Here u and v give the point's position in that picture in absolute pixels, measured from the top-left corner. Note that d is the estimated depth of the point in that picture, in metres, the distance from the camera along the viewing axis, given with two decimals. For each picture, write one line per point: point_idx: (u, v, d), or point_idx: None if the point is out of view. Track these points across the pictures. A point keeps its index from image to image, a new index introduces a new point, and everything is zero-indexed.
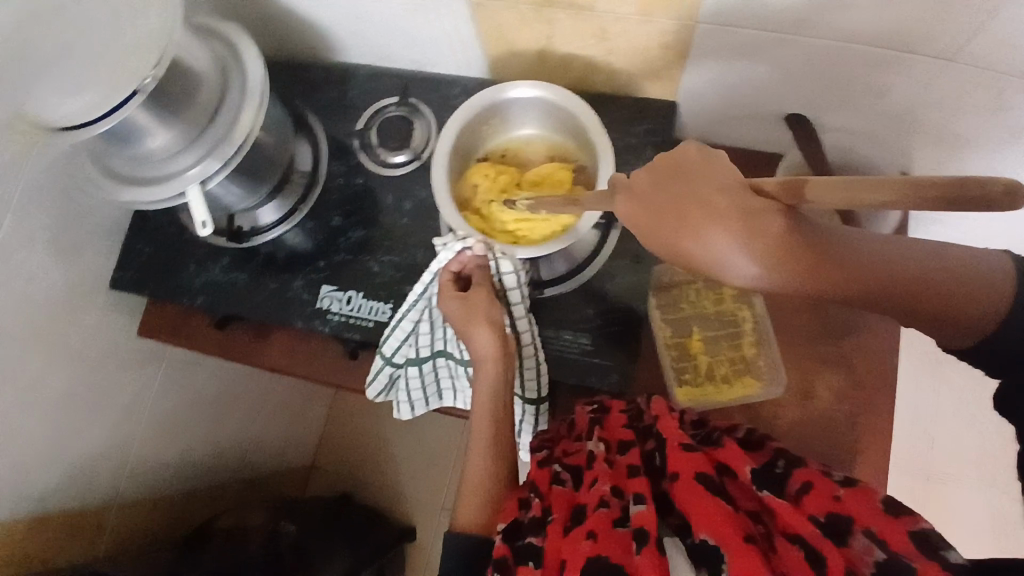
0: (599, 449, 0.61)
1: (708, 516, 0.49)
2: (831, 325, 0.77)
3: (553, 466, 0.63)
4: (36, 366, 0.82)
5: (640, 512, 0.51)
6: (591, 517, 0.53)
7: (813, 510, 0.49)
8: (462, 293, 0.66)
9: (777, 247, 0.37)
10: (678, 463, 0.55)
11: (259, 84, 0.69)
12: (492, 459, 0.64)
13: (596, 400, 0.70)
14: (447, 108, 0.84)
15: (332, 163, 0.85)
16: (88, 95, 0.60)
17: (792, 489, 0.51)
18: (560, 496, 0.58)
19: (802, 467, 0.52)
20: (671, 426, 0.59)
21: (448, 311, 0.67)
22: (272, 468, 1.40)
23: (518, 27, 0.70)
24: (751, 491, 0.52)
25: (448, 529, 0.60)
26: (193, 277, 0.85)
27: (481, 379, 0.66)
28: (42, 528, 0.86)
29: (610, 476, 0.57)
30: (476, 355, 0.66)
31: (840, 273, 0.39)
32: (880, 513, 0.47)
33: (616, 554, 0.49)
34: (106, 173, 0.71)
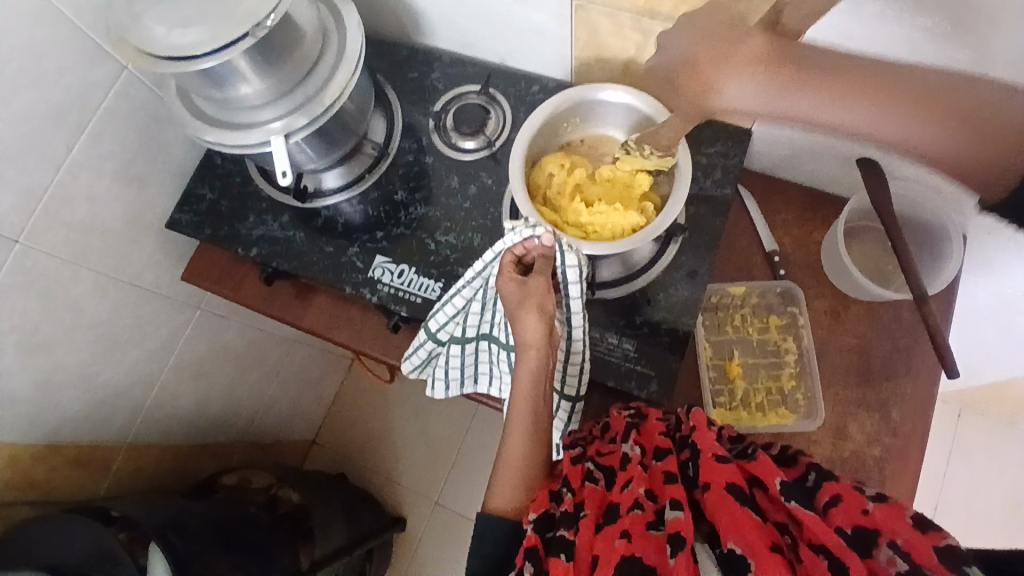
0: (634, 452, 0.60)
1: (739, 528, 0.49)
2: (871, 369, 0.77)
3: (587, 463, 0.62)
4: (82, 291, 0.83)
5: (676, 518, 0.51)
6: (625, 517, 0.53)
7: (839, 522, 0.48)
8: (523, 278, 0.66)
9: (760, 56, 0.53)
10: (710, 472, 0.54)
11: (357, 51, 0.72)
12: (527, 447, 0.62)
13: (632, 406, 0.69)
14: (524, 103, 0.86)
15: (403, 140, 0.87)
16: (199, 32, 0.61)
17: (819, 500, 0.50)
18: (594, 493, 0.58)
19: (833, 479, 0.51)
20: (707, 436, 0.57)
21: (504, 294, 0.66)
22: (276, 436, 1.40)
23: (612, 34, 0.73)
24: (781, 502, 0.51)
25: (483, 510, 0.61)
26: (251, 229, 0.86)
27: (523, 364, 0.64)
28: (52, 456, 0.86)
29: (645, 479, 0.57)
30: (521, 339, 0.64)
31: (809, 72, 0.49)
32: (911, 528, 0.46)
33: (649, 553, 0.50)
34: (191, 111, 0.72)
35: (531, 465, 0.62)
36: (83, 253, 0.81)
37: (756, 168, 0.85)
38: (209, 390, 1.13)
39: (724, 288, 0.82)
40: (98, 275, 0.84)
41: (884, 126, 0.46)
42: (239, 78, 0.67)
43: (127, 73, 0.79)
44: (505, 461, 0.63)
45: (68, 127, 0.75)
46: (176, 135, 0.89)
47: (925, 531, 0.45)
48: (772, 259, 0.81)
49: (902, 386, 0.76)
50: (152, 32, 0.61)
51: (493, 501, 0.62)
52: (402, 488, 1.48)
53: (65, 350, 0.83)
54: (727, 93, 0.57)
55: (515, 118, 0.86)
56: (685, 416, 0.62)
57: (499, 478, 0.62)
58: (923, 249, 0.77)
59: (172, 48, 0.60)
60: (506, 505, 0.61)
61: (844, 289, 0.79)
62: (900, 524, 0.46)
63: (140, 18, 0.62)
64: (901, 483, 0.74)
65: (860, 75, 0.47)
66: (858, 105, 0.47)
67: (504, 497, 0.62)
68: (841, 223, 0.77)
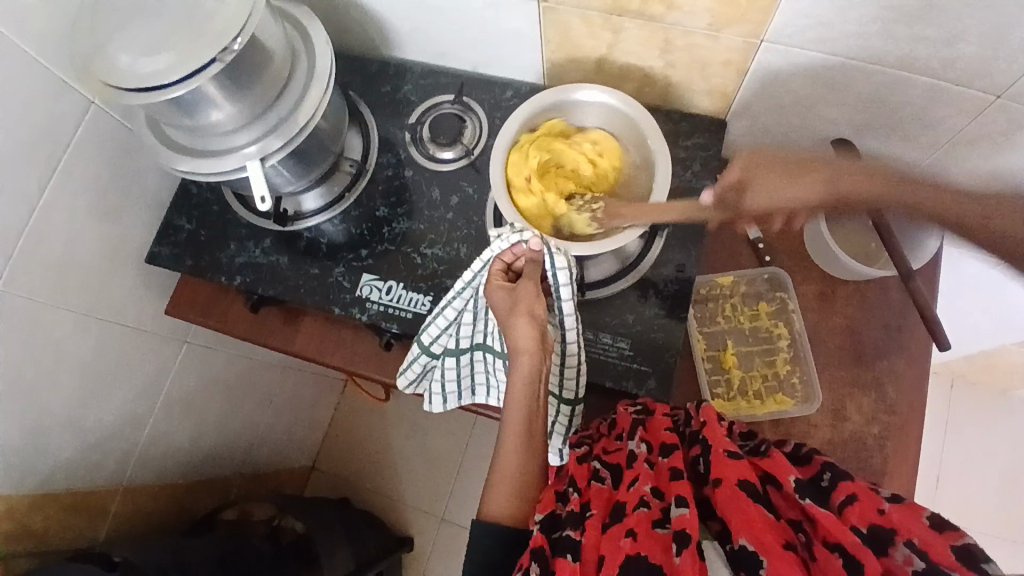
0: (640, 449, 0.60)
1: (750, 523, 0.49)
2: (864, 348, 0.78)
3: (593, 463, 0.63)
4: (63, 333, 0.81)
5: (682, 515, 0.50)
6: (631, 516, 0.53)
7: (855, 521, 0.47)
8: (511, 285, 0.66)
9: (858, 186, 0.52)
10: (721, 468, 0.54)
11: (328, 70, 0.72)
12: (525, 454, 0.61)
13: (639, 403, 0.68)
14: (499, 109, 0.86)
15: (380, 155, 0.87)
16: (167, 60, 0.60)
17: (834, 500, 0.50)
18: (600, 493, 0.58)
19: (848, 478, 0.50)
20: (718, 431, 0.57)
21: (493, 302, 0.66)
22: (273, 465, 1.37)
23: (583, 34, 0.73)
24: (795, 500, 0.50)
25: (482, 517, 0.60)
26: (233, 257, 0.84)
27: (516, 370, 0.62)
28: (46, 504, 0.83)
29: (651, 477, 0.56)
30: (512, 346, 0.63)
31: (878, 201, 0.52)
32: (928, 528, 0.45)
33: (654, 552, 0.49)
34: (163, 142, 0.71)
35: (527, 469, 0.61)
36: (62, 294, 0.79)
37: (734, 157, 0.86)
38: (202, 424, 1.11)
39: (712, 279, 0.82)
40: (79, 315, 0.82)
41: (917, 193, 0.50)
42: (210, 104, 0.66)
43: (95, 108, 0.78)
44: (501, 467, 0.61)
45: (37, 166, 0.73)
46: (148, 167, 0.87)
47: (942, 531, 0.44)
48: (758, 246, 0.81)
49: (896, 362, 0.77)
50: (117, 63, 0.60)
51: (489, 508, 0.60)
52: (407, 506, 1.46)
53: (50, 395, 0.81)
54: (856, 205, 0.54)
55: (491, 125, 0.86)
56: (694, 412, 0.62)
57: (495, 485, 0.61)
58: None
59: (139, 78, 0.59)
60: (503, 511, 0.60)
61: (832, 271, 0.79)
62: (917, 525, 0.45)
63: (103, 48, 0.61)
64: (903, 458, 0.74)
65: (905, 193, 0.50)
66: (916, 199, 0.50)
67: (501, 504, 0.60)
68: None
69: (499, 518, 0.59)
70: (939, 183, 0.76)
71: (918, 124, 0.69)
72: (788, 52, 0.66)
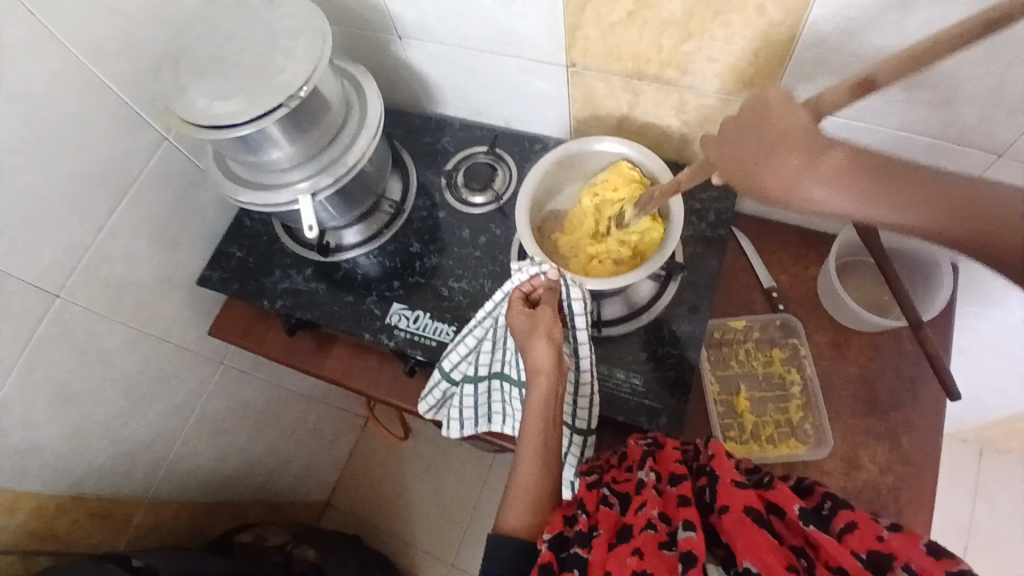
0: (650, 477, 0.60)
1: (756, 547, 0.48)
2: (877, 399, 0.79)
3: (602, 490, 0.63)
4: (114, 343, 0.88)
5: (687, 538, 0.50)
6: (638, 537, 0.53)
7: (854, 547, 0.47)
8: (530, 310, 0.70)
9: (856, 167, 0.46)
10: (727, 496, 0.53)
11: (377, 120, 0.80)
12: (540, 473, 0.63)
13: (650, 436, 0.69)
14: (528, 160, 0.94)
15: (418, 198, 0.94)
16: (241, 104, 0.69)
17: (834, 526, 0.49)
18: (608, 517, 0.58)
19: (848, 506, 0.50)
20: (726, 462, 0.57)
21: (514, 325, 0.70)
22: (291, 497, 1.39)
23: (607, 94, 0.81)
24: (798, 526, 0.50)
25: (498, 530, 0.61)
26: (276, 282, 0.91)
27: (534, 389, 0.66)
28: (75, 508, 0.88)
29: (658, 503, 0.56)
30: (531, 367, 0.67)
31: (895, 182, 0.44)
32: (925, 555, 0.45)
33: (659, 571, 0.49)
34: (227, 175, 0.80)
35: (544, 485, 0.62)
36: (118, 308, 0.87)
37: (749, 211, 0.91)
38: (228, 447, 1.15)
39: (726, 323, 0.85)
40: (131, 330, 0.90)
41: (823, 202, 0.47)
42: (272, 143, 0.74)
43: (168, 144, 0.88)
44: (516, 481, 0.63)
45: (111, 192, 0.82)
46: (207, 200, 0.97)
47: (939, 558, 0.44)
48: (770, 295, 0.85)
49: (910, 414, 0.77)
50: (197, 104, 0.69)
51: (505, 520, 0.62)
52: (417, 551, 1.45)
53: (95, 402, 0.87)
54: (816, 183, 0.47)
55: (520, 174, 0.93)
56: (703, 446, 0.61)
57: (511, 500, 0.63)
58: (916, 279, 0.81)
59: (215, 117, 0.68)
60: (518, 526, 0.61)
61: (844, 321, 0.82)
62: (915, 552, 0.45)
63: (184, 93, 0.70)
64: (919, 511, 0.73)
65: (912, 178, 0.44)
66: (882, 192, 0.45)
67: (517, 518, 0.62)
68: (832, 260, 0.81)
69: (515, 532, 0.61)
70: None
71: None
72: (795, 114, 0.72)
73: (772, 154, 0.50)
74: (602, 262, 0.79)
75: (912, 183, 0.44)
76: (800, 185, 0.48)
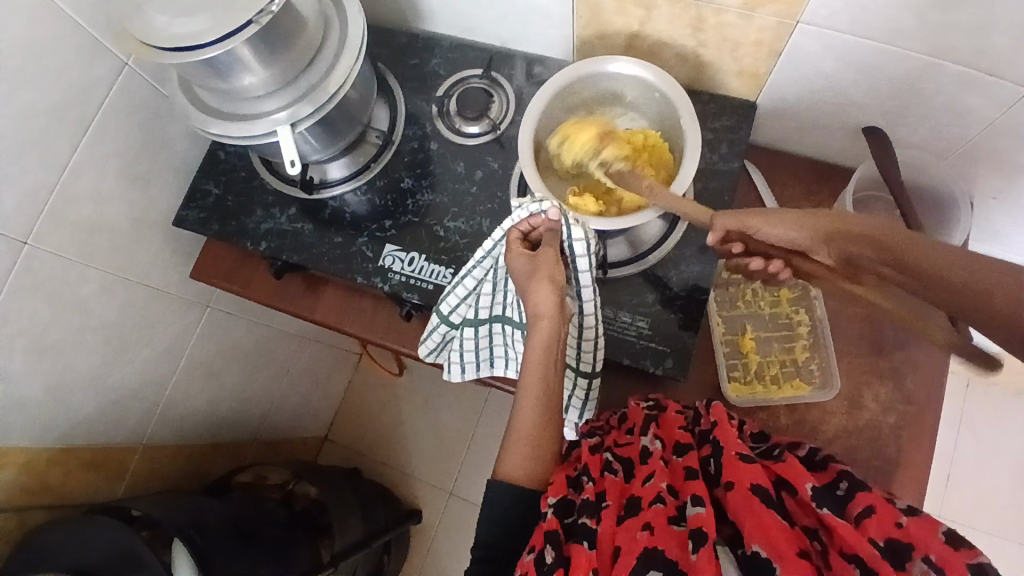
0: (655, 446, 0.60)
1: (764, 529, 0.48)
2: (884, 339, 0.77)
3: (604, 454, 0.62)
4: (92, 290, 0.83)
5: (698, 514, 0.50)
6: (647, 510, 0.52)
7: (873, 533, 0.47)
8: (531, 251, 0.66)
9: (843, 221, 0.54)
10: (733, 471, 0.53)
11: (359, 39, 0.72)
12: (541, 418, 0.61)
13: (651, 400, 0.69)
14: (526, 85, 0.86)
15: (407, 127, 0.87)
16: (205, 21, 0.60)
17: (852, 510, 0.49)
18: (615, 484, 0.57)
19: (866, 488, 0.50)
20: (729, 432, 0.57)
21: (513, 267, 0.66)
22: (287, 433, 1.40)
23: (615, 10, 0.73)
24: (810, 507, 0.49)
25: (499, 478, 0.60)
26: (258, 223, 0.86)
27: (533, 336, 0.63)
28: (68, 458, 0.86)
29: (666, 474, 0.56)
30: (532, 311, 0.64)
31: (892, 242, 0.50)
32: (944, 545, 0.44)
33: (671, 548, 0.49)
34: (195, 104, 0.72)
35: (546, 434, 0.61)
36: (91, 253, 0.81)
37: (762, 142, 0.85)
38: (221, 388, 1.13)
39: (734, 263, 0.82)
40: (108, 276, 0.84)
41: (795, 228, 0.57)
42: (243, 68, 0.66)
43: (128, 69, 0.79)
44: (516, 428, 0.61)
45: (70, 125, 0.74)
46: (178, 132, 0.89)
47: (958, 548, 0.44)
48: None
49: (915, 354, 0.76)
50: (153, 21, 0.61)
51: (503, 467, 0.61)
52: (416, 480, 1.48)
53: (77, 352, 0.84)
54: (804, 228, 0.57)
55: (518, 100, 0.85)
56: (703, 410, 0.62)
57: (511, 448, 0.61)
58: (928, 210, 0.77)
59: (175, 38, 0.60)
60: (519, 472, 0.60)
61: None
62: (934, 540, 0.45)
63: (141, 10, 0.61)
64: (918, 449, 0.74)
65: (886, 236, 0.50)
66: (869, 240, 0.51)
67: (517, 465, 0.60)
68: (849, 193, 0.77)
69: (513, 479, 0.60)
70: (969, 173, 0.75)
71: (949, 112, 0.68)
72: (822, 34, 0.65)
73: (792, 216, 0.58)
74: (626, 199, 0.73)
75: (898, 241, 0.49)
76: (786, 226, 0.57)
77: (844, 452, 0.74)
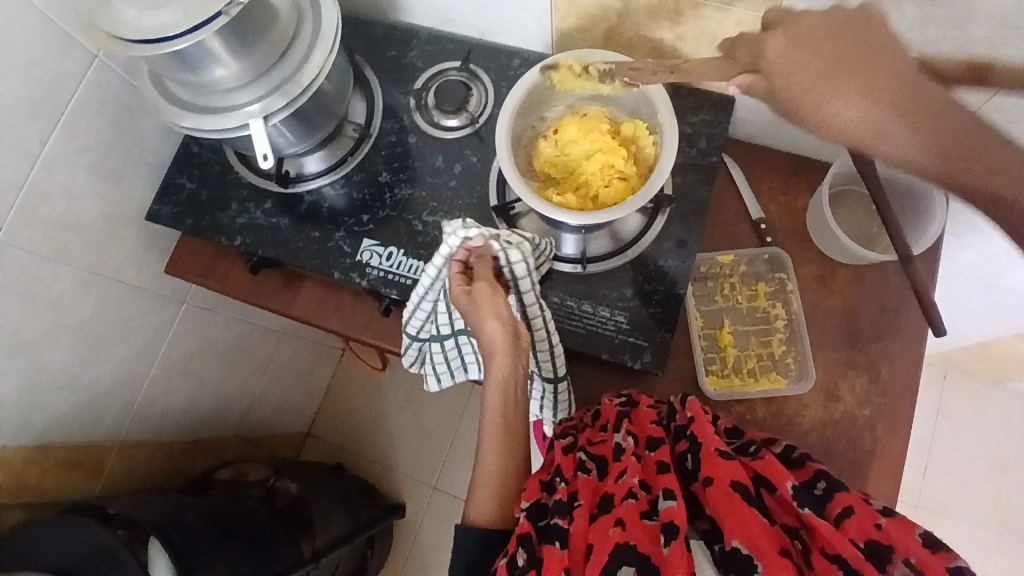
0: (628, 443, 0.60)
1: (745, 525, 0.49)
2: (860, 330, 0.78)
3: (578, 454, 0.62)
4: (64, 287, 0.81)
5: (670, 508, 0.50)
6: (619, 507, 0.52)
7: (853, 535, 0.48)
8: (469, 285, 0.63)
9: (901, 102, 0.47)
10: (713, 467, 0.54)
11: (334, 30, 0.71)
12: (503, 452, 0.62)
13: (624, 395, 0.69)
14: (506, 77, 0.85)
15: (384, 121, 0.86)
16: (174, 12, 0.59)
17: (832, 511, 0.50)
18: (587, 483, 0.57)
19: (844, 489, 0.52)
20: (706, 427, 0.58)
21: (458, 306, 0.63)
22: (270, 428, 1.39)
23: (593, 2, 0.72)
24: (790, 506, 0.50)
25: (469, 520, 0.61)
26: (233, 217, 0.84)
27: (491, 371, 0.62)
28: (44, 458, 0.85)
29: (639, 470, 0.56)
30: (485, 347, 0.62)
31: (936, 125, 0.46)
32: (922, 547, 0.46)
33: (642, 543, 0.49)
34: (167, 97, 0.71)
35: (513, 461, 0.62)
36: (63, 250, 0.80)
37: (741, 135, 0.85)
38: (201, 384, 1.12)
39: (713, 257, 0.82)
40: (81, 272, 0.83)
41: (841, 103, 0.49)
42: (213, 60, 0.65)
43: (99, 62, 0.77)
44: (483, 467, 0.62)
45: (39, 119, 0.73)
46: (151, 125, 0.87)
47: (936, 551, 0.45)
48: (759, 226, 0.82)
49: (891, 345, 0.77)
50: (121, 14, 0.59)
51: (474, 511, 0.61)
52: (400, 474, 1.48)
53: (50, 351, 0.82)
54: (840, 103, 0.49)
55: (497, 93, 0.85)
56: (679, 406, 0.63)
57: (479, 492, 0.61)
58: (906, 209, 0.78)
59: (143, 30, 0.58)
60: (490, 512, 0.60)
61: (832, 255, 0.80)
62: (911, 541, 0.46)
63: (108, 5, 0.59)
64: (893, 439, 0.75)
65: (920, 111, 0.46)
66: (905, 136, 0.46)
67: (486, 505, 0.61)
68: (827, 186, 0.77)
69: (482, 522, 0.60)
70: None
71: None
72: None
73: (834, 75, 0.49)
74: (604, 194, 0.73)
75: (951, 120, 0.45)
76: (837, 102, 0.49)
77: (821, 444, 0.75)
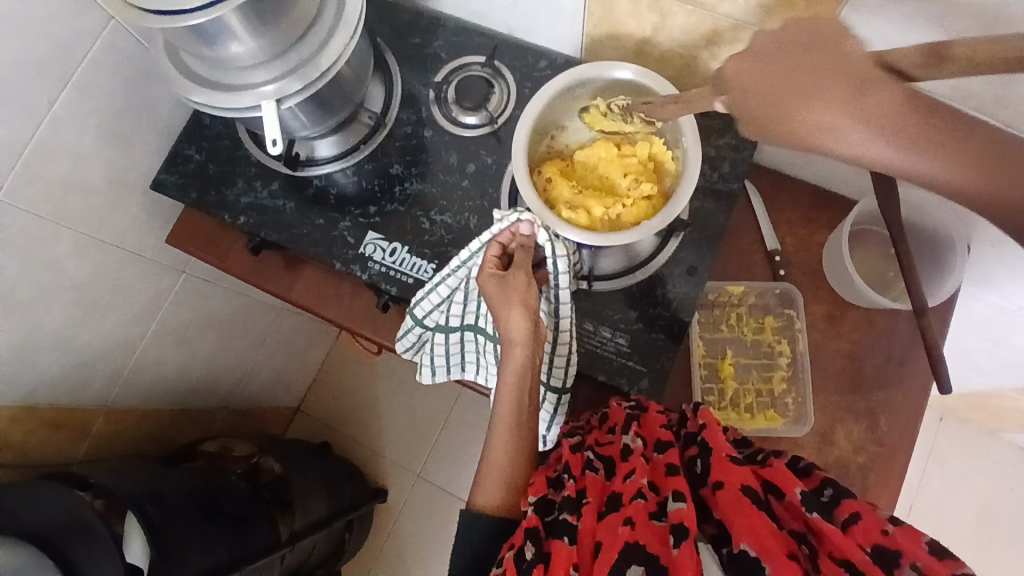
0: (636, 443, 0.60)
1: (754, 529, 0.48)
2: (864, 376, 0.76)
3: (586, 453, 0.62)
4: (62, 248, 0.80)
5: (679, 509, 0.50)
6: (628, 506, 0.52)
7: (861, 540, 0.47)
8: (502, 272, 0.63)
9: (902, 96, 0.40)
10: (723, 472, 0.53)
11: (358, 15, 0.69)
12: (513, 446, 0.62)
13: (633, 400, 0.67)
14: (530, 79, 0.82)
15: (402, 110, 0.84)
16: None
17: (839, 516, 0.49)
18: (595, 482, 0.58)
19: (850, 495, 0.50)
20: (717, 433, 0.57)
21: (484, 292, 0.64)
22: (259, 402, 1.39)
23: (628, 13, 0.70)
24: (799, 511, 0.50)
25: (473, 508, 0.61)
26: (239, 195, 0.83)
27: (508, 362, 0.62)
28: (30, 417, 0.85)
29: (647, 471, 0.56)
30: (505, 337, 0.62)
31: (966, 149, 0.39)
32: (929, 554, 0.45)
33: (652, 543, 0.48)
34: (180, 69, 0.69)
35: (515, 464, 0.62)
36: (64, 212, 0.78)
37: (765, 163, 0.82)
38: (193, 354, 1.11)
39: (723, 286, 0.80)
40: (79, 235, 0.81)
41: (815, 114, 0.42)
42: (230, 37, 0.62)
43: (114, 23, 0.75)
44: (490, 458, 0.62)
45: (49, 77, 0.71)
46: (164, 92, 0.85)
47: (943, 559, 0.44)
48: (773, 258, 0.79)
49: (894, 393, 0.76)
50: None
51: (479, 498, 0.62)
52: (384, 460, 1.48)
53: (44, 312, 0.81)
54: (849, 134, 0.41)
55: (520, 94, 0.82)
56: (690, 414, 0.62)
57: (486, 475, 0.62)
58: (925, 255, 0.76)
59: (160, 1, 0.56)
60: (492, 503, 0.61)
61: (844, 294, 0.77)
62: (919, 549, 0.45)
63: None
64: (885, 489, 0.74)
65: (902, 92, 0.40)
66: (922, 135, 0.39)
67: (489, 496, 0.61)
68: (848, 224, 0.75)
69: (486, 508, 0.61)
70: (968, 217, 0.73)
71: None
72: None
73: (810, 92, 0.42)
74: (619, 214, 0.70)
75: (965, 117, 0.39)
76: (816, 112, 0.42)
77: None
